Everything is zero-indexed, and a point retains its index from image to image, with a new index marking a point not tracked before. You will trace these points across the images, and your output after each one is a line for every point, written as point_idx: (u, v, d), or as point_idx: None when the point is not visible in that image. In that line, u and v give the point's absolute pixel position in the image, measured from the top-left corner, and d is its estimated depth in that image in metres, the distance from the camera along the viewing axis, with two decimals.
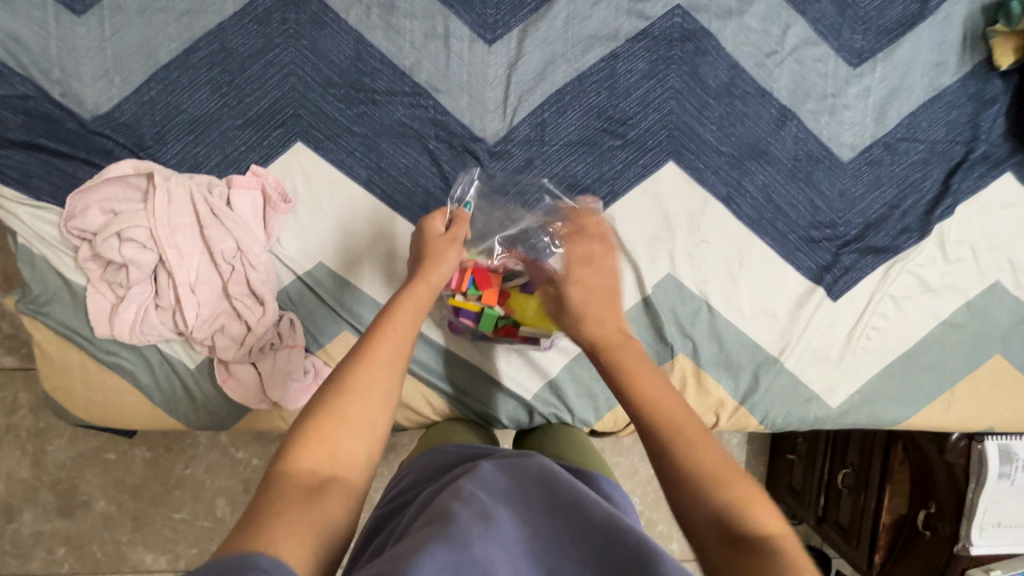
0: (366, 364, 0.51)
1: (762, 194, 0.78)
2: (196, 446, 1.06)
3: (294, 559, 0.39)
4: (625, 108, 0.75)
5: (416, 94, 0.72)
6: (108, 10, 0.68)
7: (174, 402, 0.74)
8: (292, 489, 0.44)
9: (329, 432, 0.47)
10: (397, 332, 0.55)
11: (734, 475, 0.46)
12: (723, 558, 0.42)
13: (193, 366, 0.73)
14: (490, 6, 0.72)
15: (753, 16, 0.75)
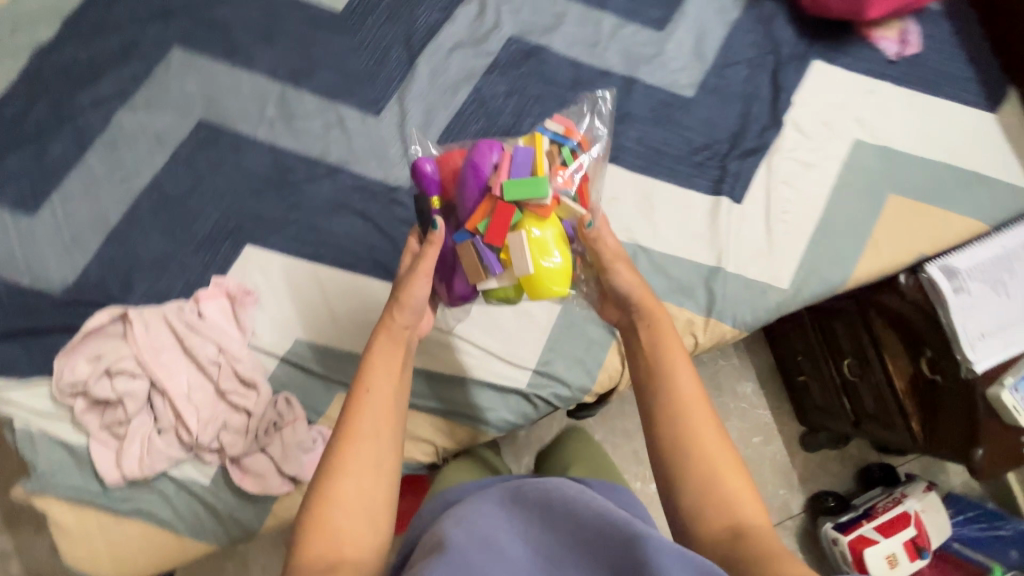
0: (352, 440, 0.56)
1: (641, 144, 0.91)
2: None
3: None
4: (504, 122, 0.89)
5: (332, 173, 0.85)
6: (56, 200, 0.80)
7: (199, 524, 0.75)
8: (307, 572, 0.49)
9: (330, 515, 0.52)
10: (379, 401, 0.60)
11: (751, 504, 0.53)
12: (720, 547, 0.51)
13: (207, 480, 0.75)
14: (368, 87, 0.87)
15: (570, 24, 0.93)
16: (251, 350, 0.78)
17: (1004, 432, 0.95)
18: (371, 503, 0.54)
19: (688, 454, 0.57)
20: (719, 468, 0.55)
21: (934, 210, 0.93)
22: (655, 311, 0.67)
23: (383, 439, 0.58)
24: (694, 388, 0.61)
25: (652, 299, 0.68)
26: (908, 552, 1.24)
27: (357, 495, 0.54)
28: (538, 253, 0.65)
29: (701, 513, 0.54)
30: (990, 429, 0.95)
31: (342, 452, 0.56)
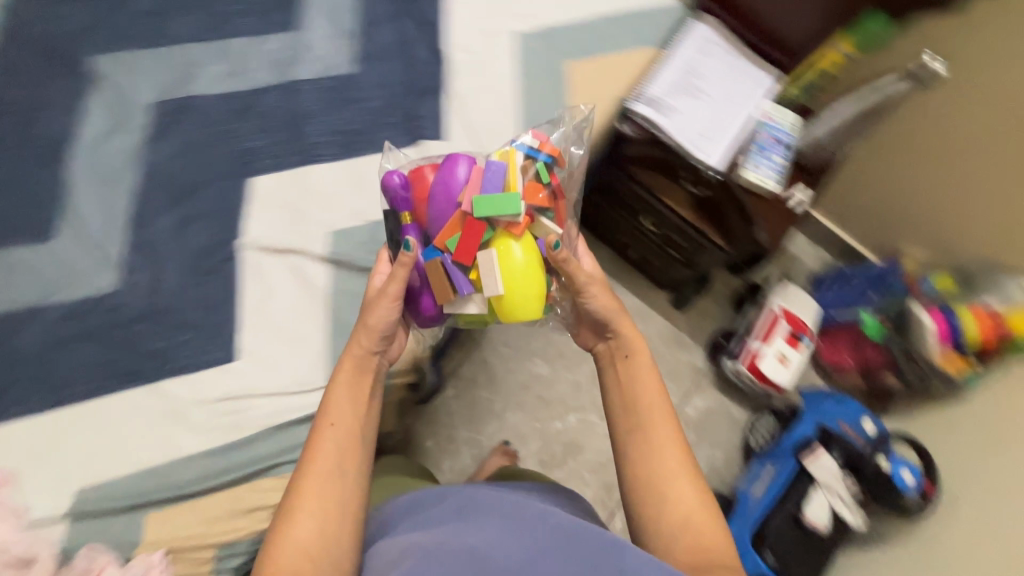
0: (314, 474, 0.64)
1: (329, 134, 0.92)
2: None
3: None
4: (186, 180, 0.87)
5: (29, 317, 0.79)
6: None
7: None
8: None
9: (294, 526, 0.61)
10: (343, 435, 0.67)
11: (702, 516, 0.66)
12: (673, 555, 0.63)
13: None
14: (28, 219, 0.82)
15: (206, 62, 0.92)
16: (23, 529, 0.71)
17: (771, 206, 1.03)
18: (329, 531, 0.61)
19: (657, 480, 0.68)
20: (699, 489, 0.67)
21: (610, 58, 1.01)
22: (657, 391, 0.74)
23: (348, 473, 0.66)
24: (658, 390, 0.74)
25: (643, 355, 0.77)
26: (789, 344, 1.30)
27: (318, 524, 0.61)
28: (504, 264, 0.74)
29: (673, 541, 0.64)
30: (758, 210, 1.03)
31: (303, 484, 0.63)
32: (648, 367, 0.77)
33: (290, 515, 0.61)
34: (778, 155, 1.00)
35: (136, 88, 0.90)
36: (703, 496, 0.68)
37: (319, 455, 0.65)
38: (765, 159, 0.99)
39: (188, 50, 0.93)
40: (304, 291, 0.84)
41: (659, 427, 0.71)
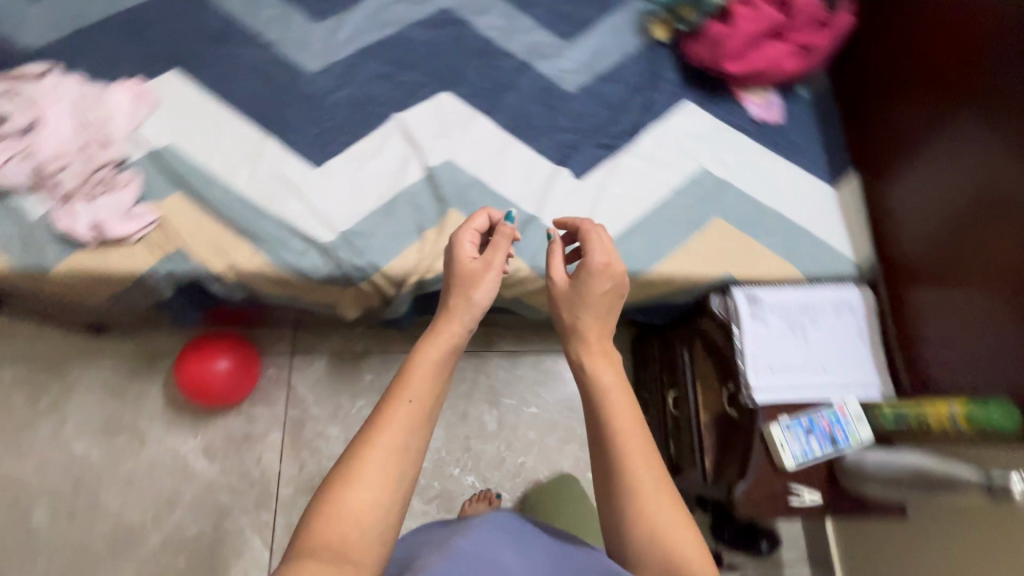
0: (392, 436, 0.68)
1: (516, 113, 1.09)
2: (92, 376, 1.33)
3: (324, 539, 0.61)
4: (409, 78, 1.09)
5: (270, 64, 1.05)
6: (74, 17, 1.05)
7: (24, 250, 0.88)
8: (327, 534, 0.62)
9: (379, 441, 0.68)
10: (412, 414, 0.71)
11: (645, 516, 0.63)
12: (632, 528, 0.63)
13: (23, 247, 0.88)
14: (324, 4, 1.11)
15: (492, 18, 1.16)
16: (132, 171, 0.94)
17: (773, 486, 0.91)
18: (380, 488, 0.65)
19: (624, 485, 0.65)
20: (642, 486, 0.64)
21: (755, 246, 1.03)
22: (590, 337, 0.75)
23: (415, 441, 0.70)
24: (644, 461, 0.66)
25: (616, 430, 0.68)
26: None
27: (378, 479, 0.66)
28: None
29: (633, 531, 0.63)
30: (759, 469, 0.92)
31: (372, 455, 0.67)
32: (602, 317, 0.77)
33: (353, 474, 0.65)
34: (820, 450, 0.91)
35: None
36: (665, 515, 0.63)
37: (394, 426, 0.69)
38: (805, 439, 0.91)
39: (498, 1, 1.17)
40: (395, 182, 1.00)
41: (624, 451, 0.66)
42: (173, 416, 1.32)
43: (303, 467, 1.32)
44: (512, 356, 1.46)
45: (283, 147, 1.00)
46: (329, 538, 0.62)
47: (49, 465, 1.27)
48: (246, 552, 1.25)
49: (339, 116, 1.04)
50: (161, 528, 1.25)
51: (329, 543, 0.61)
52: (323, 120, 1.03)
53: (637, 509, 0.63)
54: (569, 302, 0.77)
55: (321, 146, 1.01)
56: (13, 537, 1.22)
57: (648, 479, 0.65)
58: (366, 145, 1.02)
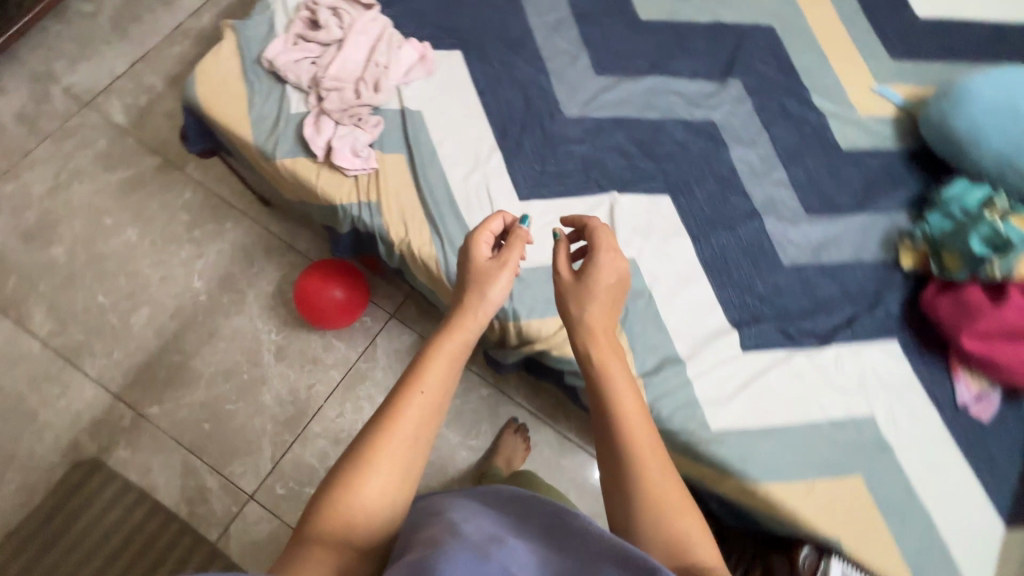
0: (400, 431, 0.65)
1: (717, 252, 1.05)
2: (241, 234, 1.48)
3: (327, 526, 0.59)
4: (643, 166, 1.09)
5: (537, 90, 1.10)
6: None
7: (267, 136, 0.99)
8: (331, 524, 0.60)
9: (394, 428, 0.65)
10: (424, 402, 0.67)
11: (655, 503, 0.60)
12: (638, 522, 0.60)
13: (270, 133, 1.00)
14: (610, 63, 1.15)
15: (750, 154, 1.12)
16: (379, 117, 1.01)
17: None
18: (388, 477, 0.63)
19: (633, 471, 0.62)
20: (652, 463, 0.63)
21: (884, 530, 0.90)
22: (595, 329, 0.73)
23: (429, 427, 0.67)
24: (654, 450, 0.64)
25: (619, 412, 0.65)
26: None
27: (388, 469, 0.63)
28: None
29: (638, 519, 0.60)
30: None
31: (381, 450, 0.64)
32: (608, 310, 0.75)
33: (355, 471, 0.62)
34: None
35: (733, 102, 1.15)
36: (671, 503, 0.61)
37: (403, 419, 0.65)
38: None
39: (764, 142, 1.14)
40: None
41: (631, 436, 0.64)
42: (275, 305, 1.43)
43: (340, 416, 1.37)
44: (567, 444, 1.40)
45: (505, 165, 1.04)
46: (333, 522, 0.60)
47: (170, 282, 1.43)
48: (255, 455, 1.32)
49: (564, 165, 1.06)
50: (212, 388, 1.36)
51: (336, 527, 0.59)
52: (550, 162, 1.06)
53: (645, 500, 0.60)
54: (574, 294, 0.75)
55: (536, 182, 1.04)
56: (113, 320, 1.38)
57: (657, 468, 0.63)
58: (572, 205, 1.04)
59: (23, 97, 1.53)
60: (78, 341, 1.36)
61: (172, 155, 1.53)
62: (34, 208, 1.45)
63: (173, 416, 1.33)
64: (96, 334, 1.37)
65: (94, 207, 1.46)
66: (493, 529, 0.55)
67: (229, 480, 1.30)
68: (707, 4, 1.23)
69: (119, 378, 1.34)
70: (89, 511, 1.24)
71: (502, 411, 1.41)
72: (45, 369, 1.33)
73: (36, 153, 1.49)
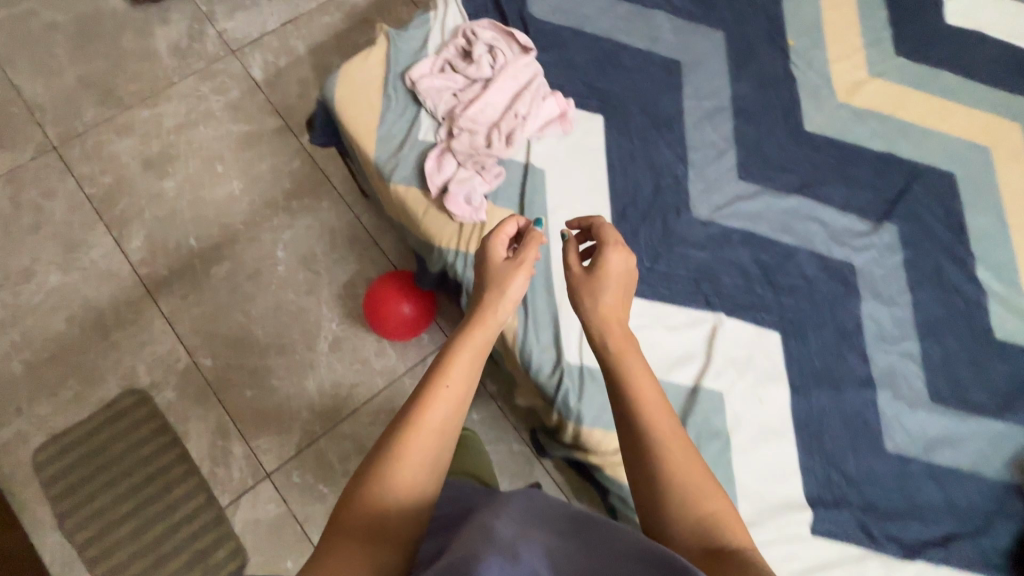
0: (430, 422, 0.65)
1: (815, 413, 0.94)
2: (332, 217, 1.50)
3: (359, 515, 0.59)
4: (762, 293, 0.99)
5: (671, 179, 1.02)
6: (583, 17, 1.09)
7: (387, 156, 0.97)
8: (361, 518, 0.59)
9: (422, 419, 0.65)
10: (452, 392, 0.67)
11: (685, 501, 0.63)
12: (671, 517, 0.62)
13: (391, 152, 0.97)
14: (758, 170, 1.05)
15: (886, 314, 1.00)
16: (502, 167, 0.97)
17: None
18: (418, 469, 0.63)
19: (663, 467, 0.65)
20: (680, 454, 0.66)
21: None
22: (612, 323, 0.75)
23: (457, 415, 0.67)
24: (678, 444, 0.67)
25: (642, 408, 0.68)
26: None
27: (416, 462, 0.63)
28: None
29: (669, 516, 0.63)
30: None
31: (411, 443, 0.63)
32: (621, 306, 0.77)
33: (386, 463, 0.62)
34: None
35: (882, 250, 1.03)
36: (695, 493, 0.64)
37: (432, 408, 0.65)
38: None
39: (904, 304, 1.01)
40: (664, 369, 0.92)
41: (656, 438, 0.66)
42: (344, 296, 1.45)
43: (373, 424, 1.36)
44: None
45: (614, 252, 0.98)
46: (364, 511, 0.59)
47: (256, 244, 1.47)
48: (285, 436, 1.34)
49: (677, 268, 0.98)
50: (265, 357, 1.39)
51: (367, 516, 0.59)
52: (663, 260, 0.98)
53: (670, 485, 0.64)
54: (586, 288, 0.77)
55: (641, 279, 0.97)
56: (197, 266, 1.44)
57: (682, 458, 0.66)
58: (672, 314, 0.95)
59: (180, 31, 1.60)
60: (163, 276, 1.42)
61: (294, 121, 1.56)
62: (161, 139, 1.52)
63: (223, 374, 1.37)
64: (179, 273, 1.43)
65: (211, 151, 1.52)
66: (522, 526, 0.59)
67: (254, 452, 1.33)
68: (885, 130, 1.10)
69: (187, 322, 1.40)
70: (128, 439, 1.31)
71: (527, 471, 1.37)
72: (128, 293, 1.40)
73: (177, 87, 1.56)
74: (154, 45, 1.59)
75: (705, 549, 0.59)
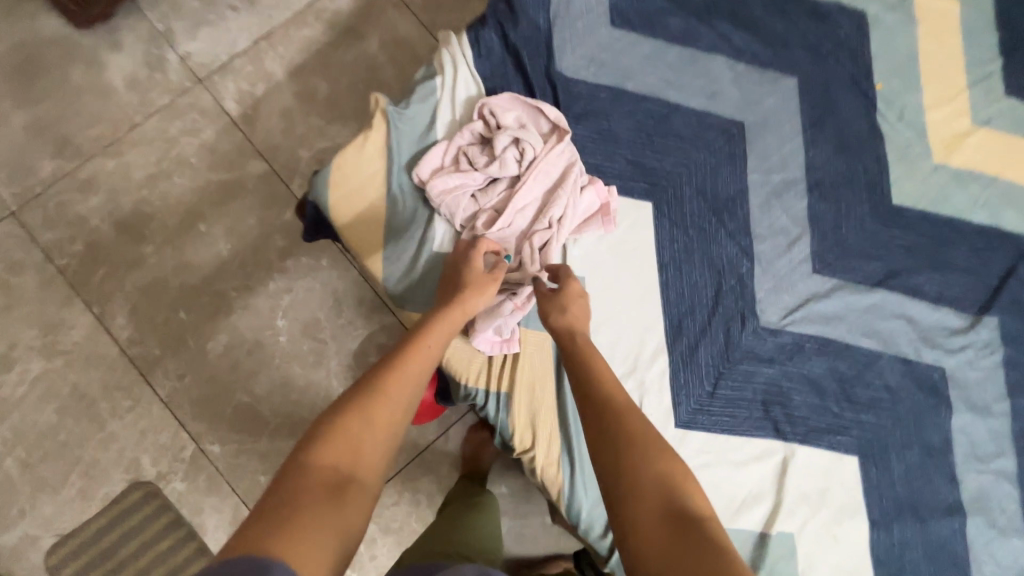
0: (401, 384, 0.64)
1: (896, 548, 0.84)
2: (333, 279, 1.35)
3: (320, 458, 0.55)
4: (839, 410, 0.86)
5: (734, 277, 0.86)
6: (624, 70, 0.88)
7: (398, 274, 0.81)
8: (322, 463, 0.55)
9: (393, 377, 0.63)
10: (421, 355, 0.67)
11: (659, 473, 0.58)
12: (645, 489, 0.57)
13: (402, 269, 0.81)
14: (835, 257, 0.89)
15: (980, 425, 0.88)
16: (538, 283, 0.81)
17: None
18: (385, 423, 0.60)
19: (633, 443, 0.60)
20: (655, 441, 0.61)
21: None
22: (578, 319, 0.74)
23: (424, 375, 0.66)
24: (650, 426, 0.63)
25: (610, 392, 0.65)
26: None
27: (383, 415, 0.61)
28: None
29: (640, 485, 0.57)
30: None
31: (377, 395, 0.61)
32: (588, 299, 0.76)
33: (350, 408, 0.59)
34: None
35: (978, 349, 0.88)
36: (673, 474, 0.58)
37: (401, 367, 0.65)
38: None
39: (1000, 413, 0.88)
40: (729, 512, 0.82)
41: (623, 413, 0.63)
42: (355, 366, 1.32)
43: (395, 504, 1.27)
44: None
45: (670, 373, 0.83)
46: (326, 458, 0.55)
47: (253, 313, 1.33)
48: None
49: (743, 386, 0.84)
50: (275, 439, 1.30)
51: (329, 465, 0.55)
52: (727, 379, 0.84)
53: (632, 442, 0.60)
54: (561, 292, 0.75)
55: (703, 402, 0.83)
56: (191, 342, 1.31)
57: (640, 424, 0.63)
58: (738, 445, 0.83)
59: (136, 59, 1.37)
60: (155, 355, 1.30)
61: (279, 163, 1.37)
62: (131, 194, 1.34)
63: (232, 459, 1.28)
64: (172, 351, 1.30)
65: (190, 207, 1.34)
66: None
67: None
68: (987, 196, 0.92)
69: (187, 404, 1.29)
70: (138, 536, 1.24)
71: (562, 544, 1.31)
72: (119, 377, 1.29)
73: (141, 129, 1.36)
74: (109, 78, 1.36)
75: (680, 515, 0.54)
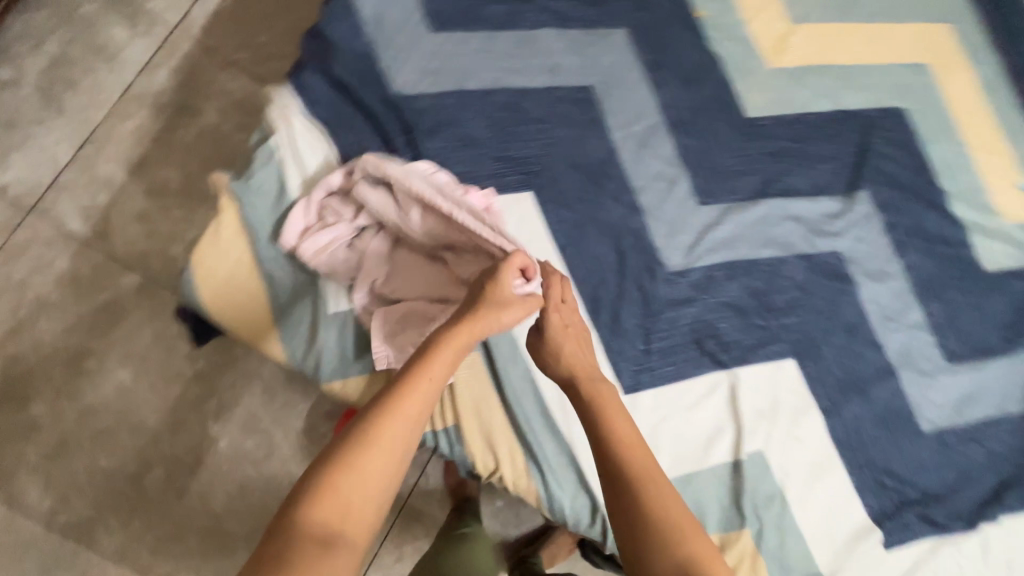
0: (394, 434, 0.56)
1: (853, 425, 0.90)
2: (255, 365, 1.27)
3: (313, 519, 0.51)
4: (764, 322, 0.90)
5: (632, 234, 0.88)
6: (460, 72, 0.87)
7: (304, 349, 0.77)
8: (315, 526, 0.51)
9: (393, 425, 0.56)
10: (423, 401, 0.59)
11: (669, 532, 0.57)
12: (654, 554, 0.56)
13: (307, 343, 0.77)
14: (714, 184, 0.92)
15: (885, 288, 0.94)
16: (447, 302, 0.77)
17: None
18: (383, 475, 0.55)
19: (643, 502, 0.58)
20: (668, 502, 0.59)
21: None
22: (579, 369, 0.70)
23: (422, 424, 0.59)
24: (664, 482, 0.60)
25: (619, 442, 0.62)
26: None
27: (381, 468, 0.55)
28: None
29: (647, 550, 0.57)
30: None
31: (372, 446, 0.55)
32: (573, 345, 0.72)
33: (342, 467, 0.54)
34: None
35: (861, 223, 0.95)
36: (684, 527, 0.58)
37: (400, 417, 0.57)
38: None
39: (898, 272, 0.95)
40: (699, 453, 0.84)
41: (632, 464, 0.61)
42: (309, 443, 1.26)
43: (399, 562, 1.22)
44: None
45: (603, 345, 0.84)
46: (316, 518, 0.52)
47: (181, 431, 1.23)
48: None
49: (674, 334, 0.86)
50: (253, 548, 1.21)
51: (322, 524, 0.51)
52: (657, 332, 0.86)
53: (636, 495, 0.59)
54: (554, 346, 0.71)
55: (643, 361, 0.85)
56: (124, 486, 1.19)
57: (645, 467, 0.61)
58: (687, 389, 0.85)
59: None
60: (88, 516, 1.18)
61: (153, 268, 1.26)
62: None
63: None
64: (106, 503, 1.18)
65: (70, 348, 1.22)
66: None
67: None
68: (824, 85, 0.98)
69: (144, 551, 1.18)
70: None
71: None
72: (57, 553, 1.16)
73: None
74: None
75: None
